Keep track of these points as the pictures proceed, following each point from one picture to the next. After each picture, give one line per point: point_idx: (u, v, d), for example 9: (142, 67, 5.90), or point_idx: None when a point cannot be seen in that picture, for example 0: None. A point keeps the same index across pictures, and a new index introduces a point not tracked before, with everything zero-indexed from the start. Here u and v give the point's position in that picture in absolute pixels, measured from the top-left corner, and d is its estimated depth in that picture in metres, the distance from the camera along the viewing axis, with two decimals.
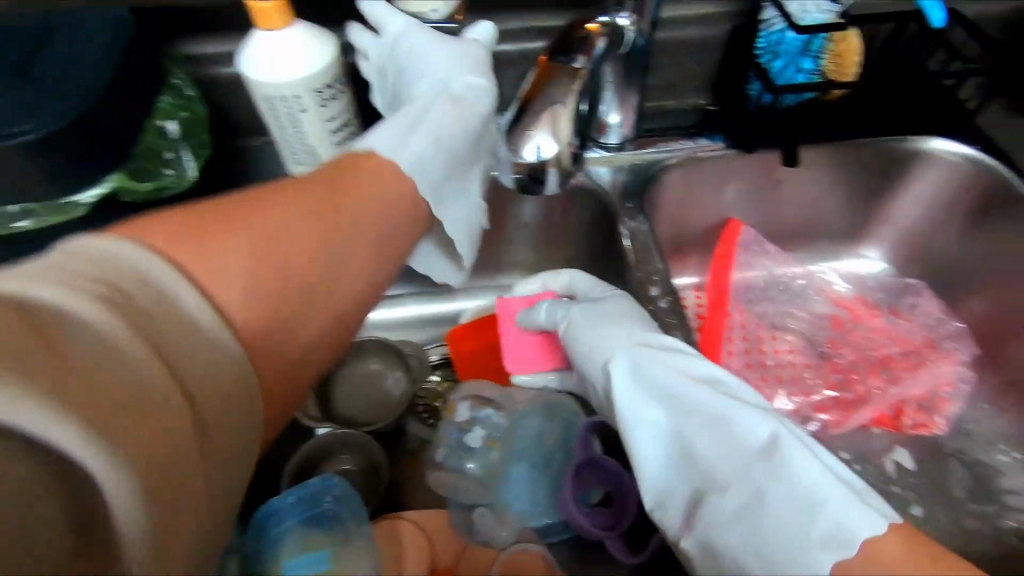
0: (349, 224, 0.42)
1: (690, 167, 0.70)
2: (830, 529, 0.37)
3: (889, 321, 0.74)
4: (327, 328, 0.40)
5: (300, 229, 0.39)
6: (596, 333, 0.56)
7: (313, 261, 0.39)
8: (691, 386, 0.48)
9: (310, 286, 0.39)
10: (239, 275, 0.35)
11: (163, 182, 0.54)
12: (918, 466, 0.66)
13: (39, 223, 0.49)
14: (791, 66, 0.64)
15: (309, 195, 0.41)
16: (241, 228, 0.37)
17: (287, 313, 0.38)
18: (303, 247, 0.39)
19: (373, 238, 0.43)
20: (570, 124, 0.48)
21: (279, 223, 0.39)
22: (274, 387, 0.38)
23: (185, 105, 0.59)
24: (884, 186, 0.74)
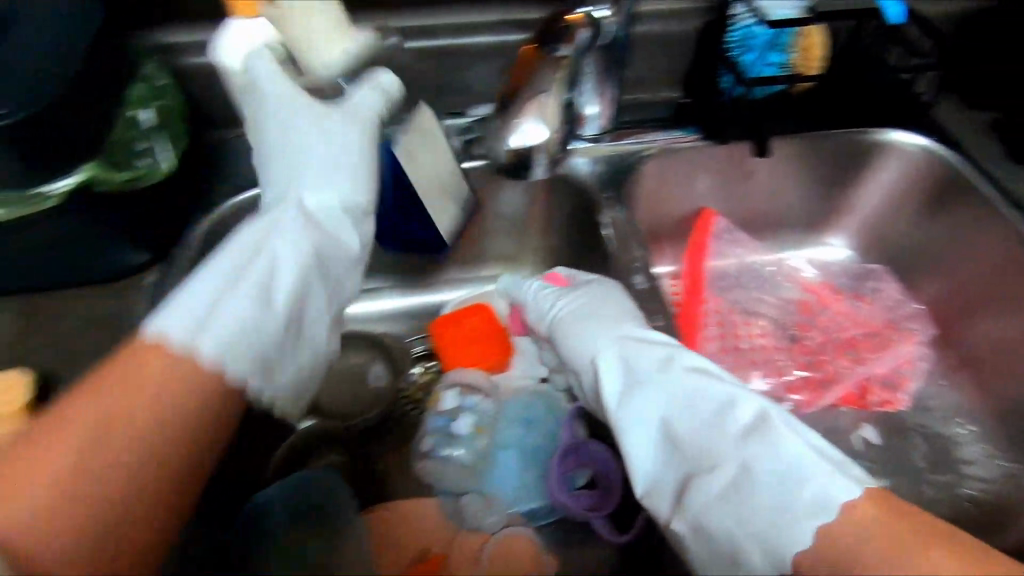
0: (131, 421, 0.39)
1: (664, 158, 0.72)
2: (813, 499, 0.43)
3: (853, 304, 0.78)
4: (146, 455, 0.39)
5: (148, 418, 0.39)
6: (591, 331, 0.58)
7: (129, 466, 0.38)
8: (682, 375, 0.52)
9: (120, 492, 0.38)
10: (32, 511, 0.35)
11: (137, 173, 0.53)
12: (884, 441, 0.70)
13: (7, 215, 0.48)
14: (760, 60, 0.66)
15: (141, 374, 0.40)
16: (56, 457, 0.37)
17: (120, 521, 0.38)
18: (112, 462, 0.38)
19: (172, 423, 0.40)
20: (553, 111, 0.63)
21: (90, 448, 0.37)
22: (176, 477, 0.41)
23: (159, 95, 0.58)
24: (847, 176, 0.77)
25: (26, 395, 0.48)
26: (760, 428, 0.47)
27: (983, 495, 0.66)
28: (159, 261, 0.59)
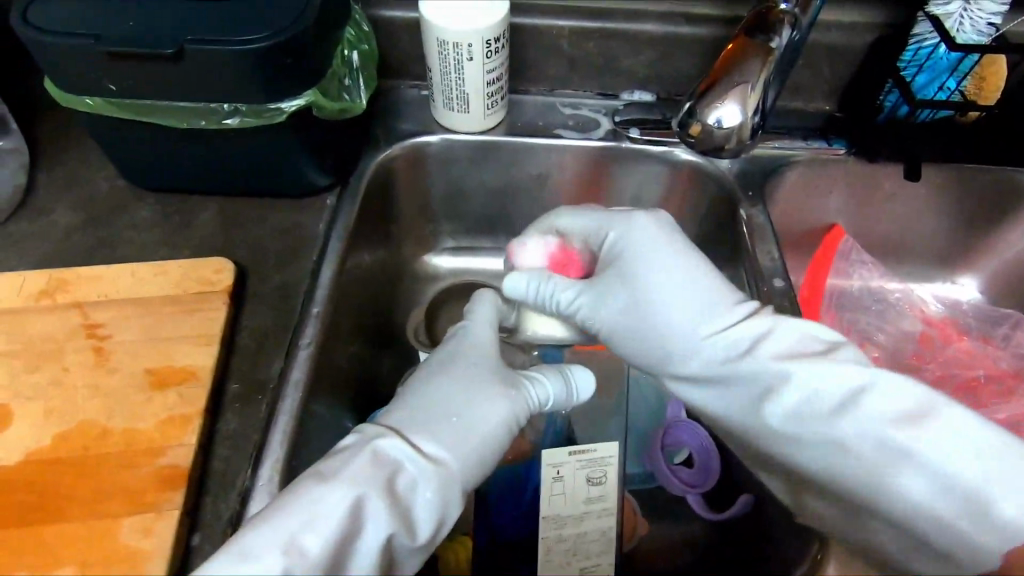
0: (159, 373, 0.50)
1: (812, 166, 0.73)
2: (939, 552, 0.45)
3: (977, 346, 0.76)
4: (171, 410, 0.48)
5: (156, 367, 0.50)
6: (654, 331, 0.54)
7: (144, 402, 0.48)
8: (787, 412, 0.48)
9: (147, 421, 0.47)
10: (105, 425, 0.47)
11: (344, 105, 0.60)
12: None
13: (243, 123, 0.55)
14: (934, 82, 0.65)
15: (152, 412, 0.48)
16: (103, 387, 0.49)
17: (127, 446, 0.46)
18: (148, 402, 0.48)
19: (193, 368, 0.50)
20: (756, 100, 0.53)
21: (133, 384, 0.49)
22: (163, 442, 0.46)
23: (364, 39, 0.65)
24: (999, 214, 0.75)
25: (231, 279, 0.55)
26: (863, 456, 0.46)
27: None
28: (336, 187, 0.66)
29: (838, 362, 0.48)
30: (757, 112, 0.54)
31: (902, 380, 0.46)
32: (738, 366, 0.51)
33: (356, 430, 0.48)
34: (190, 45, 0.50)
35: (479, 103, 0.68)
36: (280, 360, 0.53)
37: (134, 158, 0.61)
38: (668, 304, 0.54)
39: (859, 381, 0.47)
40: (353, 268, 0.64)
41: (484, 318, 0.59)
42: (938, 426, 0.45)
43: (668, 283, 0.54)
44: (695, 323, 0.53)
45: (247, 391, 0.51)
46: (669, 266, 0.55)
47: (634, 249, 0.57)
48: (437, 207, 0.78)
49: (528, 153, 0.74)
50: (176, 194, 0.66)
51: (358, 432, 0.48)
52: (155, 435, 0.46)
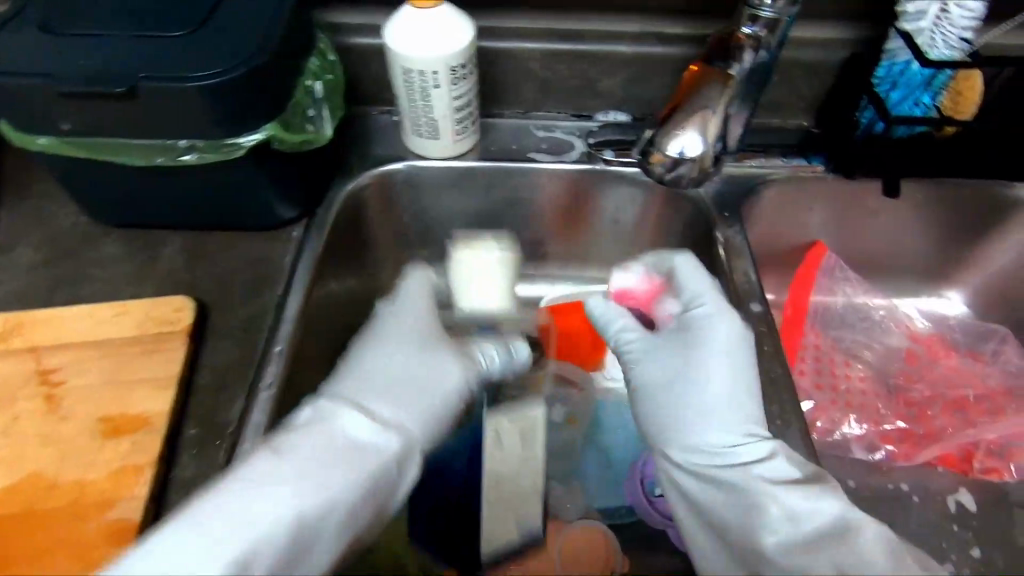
0: (113, 420, 0.48)
1: (790, 184, 0.72)
2: None
3: (967, 363, 0.74)
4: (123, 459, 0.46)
5: (110, 413, 0.48)
6: (674, 401, 0.53)
7: (95, 453, 0.46)
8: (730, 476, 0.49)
9: (97, 472, 0.46)
10: (53, 477, 0.45)
11: (307, 137, 0.59)
12: (981, 509, 0.67)
13: (202, 159, 0.53)
14: (908, 99, 0.64)
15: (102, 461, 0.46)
16: (52, 438, 0.47)
17: (75, 500, 0.44)
18: (99, 452, 0.46)
19: (147, 413, 0.48)
20: (716, 127, 0.59)
21: (85, 433, 0.47)
22: (113, 493, 0.44)
23: (330, 69, 0.64)
24: (982, 227, 0.73)
25: (191, 318, 0.54)
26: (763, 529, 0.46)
27: None
28: (304, 217, 0.65)
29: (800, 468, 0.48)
30: (717, 139, 0.60)
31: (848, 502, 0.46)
32: (715, 437, 0.51)
33: (311, 407, 0.48)
34: (145, 83, 0.49)
35: (449, 129, 0.67)
36: (240, 402, 0.51)
37: (95, 194, 0.60)
38: (658, 398, 0.54)
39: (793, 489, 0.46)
40: (321, 301, 0.62)
41: (417, 298, 0.59)
42: (851, 553, 0.44)
43: (670, 385, 0.54)
44: (677, 418, 0.53)
45: (204, 436, 0.49)
46: (671, 372, 0.55)
47: (655, 350, 0.57)
48: (412, 233, 0.77)
49: (501, 176, 0.73)
50: (141, 229, 0.65)
51: (315, 409, 0.48)
52: (105, 487, 0.45)
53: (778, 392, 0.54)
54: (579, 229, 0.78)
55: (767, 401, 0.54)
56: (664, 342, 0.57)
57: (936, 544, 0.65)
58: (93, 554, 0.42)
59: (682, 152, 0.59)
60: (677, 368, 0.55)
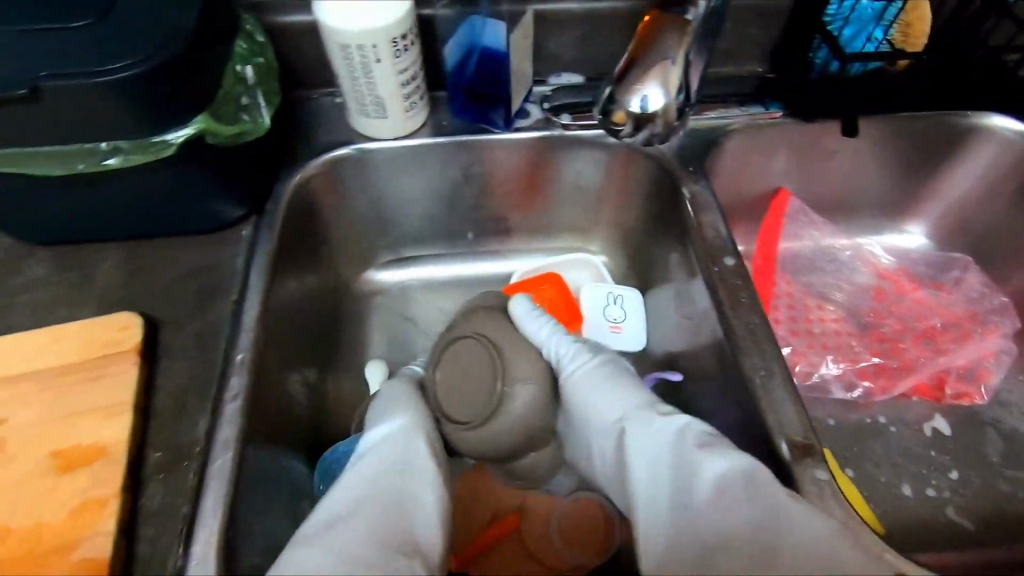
0: (64, 458, 0.44)
1: (748, 134, 0.70)
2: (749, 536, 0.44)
3: (932, 293, 0.76)
4: (77, 495, 0.42)
5: (60, 450, 0.44)
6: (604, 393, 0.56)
7: (45, 493, 0.42)
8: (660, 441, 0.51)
9: (47, 516, 0.42)
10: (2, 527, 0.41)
11: (243, 126, 0.55)
12: (956, 432, 0.69)
13: (127, 162, 0.49)
14: (861, 34, 0.65)
15: (53, 504, 0.42)
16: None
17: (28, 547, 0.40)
18: (51, 494, 0.42)
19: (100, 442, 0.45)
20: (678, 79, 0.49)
21: (34, 474, 0.43)
22: (70, 537, 0.41)
23: (259, 51, 0.59)
24: (939, 160, 0.74)
25: (139, 337, 0.49)
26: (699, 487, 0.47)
27: None
28: (252, 216, 0.61)
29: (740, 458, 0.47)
30: (680, 90, 0.50)
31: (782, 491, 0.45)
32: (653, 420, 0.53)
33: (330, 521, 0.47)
34: (46, 82, 0.43)
35: (397, 106, 0.63)
36: (205, 420, 0.48)
37: (11, 217, 0.55)
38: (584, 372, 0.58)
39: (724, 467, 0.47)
40: (279, 301, 0.59)
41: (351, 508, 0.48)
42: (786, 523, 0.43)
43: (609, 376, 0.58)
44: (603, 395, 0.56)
45: (171, 459, 0.46)
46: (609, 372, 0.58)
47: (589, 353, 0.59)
48: (370, 223, 0.74)
49: (458, 151, 0.69)
50: (71, 246, 0.59)
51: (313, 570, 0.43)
52: (57, 533, 0.41)
53: (759, 344, 0.54)
54: (544, 198, 0.76)
55: (748, 352, 0.54)
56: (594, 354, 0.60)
57: (917, 472, 0.66)
58: None
59: (643, 105, 0.50)
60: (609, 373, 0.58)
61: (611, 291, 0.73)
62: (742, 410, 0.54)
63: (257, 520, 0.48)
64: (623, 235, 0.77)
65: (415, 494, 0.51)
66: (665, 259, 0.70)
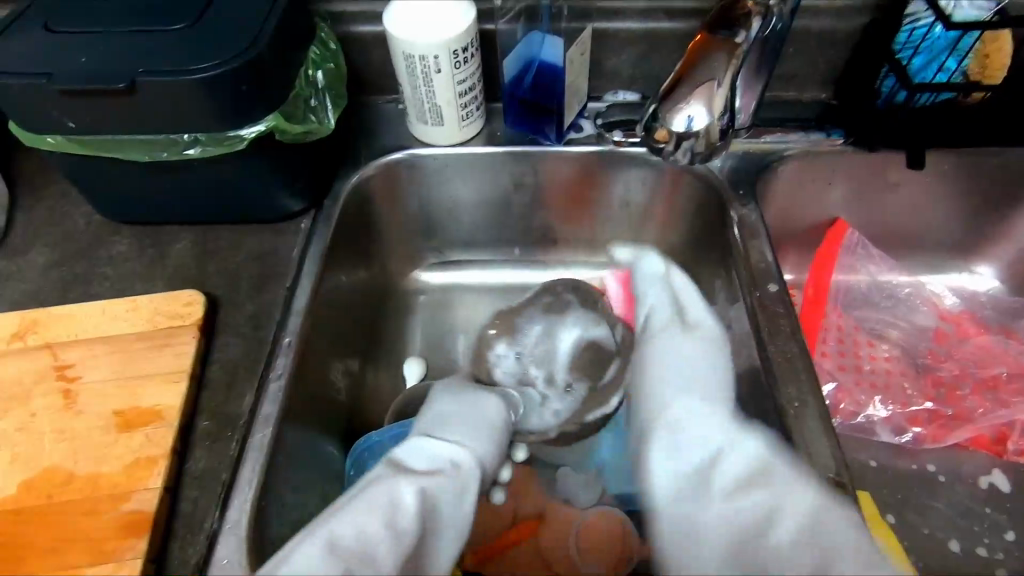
0: (122, 416, 0.48)
1: (806, 160, 0.69)
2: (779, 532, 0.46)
3: (999, 340, 0.71)
4: (131, 451, 0.46)
5: (122, 408, 0.49)
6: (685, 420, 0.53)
7: (102, 447, 0.47)
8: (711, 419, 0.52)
9: (101, 468, 0.46)
10: (62, 474, 0.46)
11: (309, 127, 0.59)
12: (1015, 490, 0.64)
13: (205, 152, 0.54)
14: (932, 63, 0.62)
15: (111, 456, 0.46)
16: (64, 437, 0.48)
17: (86, 493, 0.45)
18: (107, 447, 0.47)
19: (155, 406, 0.49)
20: (723, 101, 0.53)
21: (98, 428, 0.48)
22: (122, 487, 0.45)
23: (331, 57, 0.63)
24: (1014, 198, 0.70)
25: (201, 312, 0.54)
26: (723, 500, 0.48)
27: None
28: (311, 210, 0.65)
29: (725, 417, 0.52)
30: (724, 112, 0.54)
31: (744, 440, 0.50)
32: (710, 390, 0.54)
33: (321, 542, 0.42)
34: (142, 78, 0.48)
35: (452, 115, 0.66)
36: (250, 395, 0.52)
37: (102, 195, 0.61)
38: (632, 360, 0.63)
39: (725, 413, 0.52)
40: (329, 293, 0.62)
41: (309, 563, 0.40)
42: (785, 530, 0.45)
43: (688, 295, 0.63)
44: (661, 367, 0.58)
45: (217, 427, 0.50)
46: (714, 341, 0.58)
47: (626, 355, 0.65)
48: (419, 225, 0.77)
49: (509, 161, 0.72)
50: (150, 226, 0.65)
51: None
52: (110, 485, 0.45)
53: (795, 374, 0.54)
54: (591, 212, 0.77)
55: (783, 379, 0.54)
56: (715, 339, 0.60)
57: (968, 528, 0.62)
58: (99, 551, 0.42)
59: (688, 124, 0.53)
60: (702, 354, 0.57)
61: None
62: None
63: (289, 495, 0.51)
64: (668, 256, 0.77)
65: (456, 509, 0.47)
66: (708, 280, 0.69)
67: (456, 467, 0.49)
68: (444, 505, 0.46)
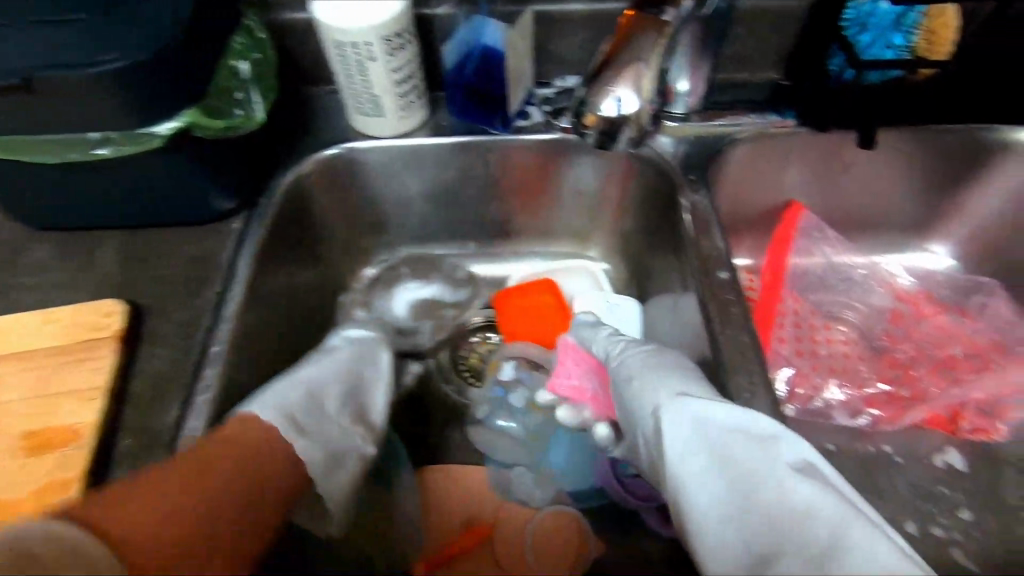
0: (38, 435, 0.47)
1: (758, 143, 0.67)
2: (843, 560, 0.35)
3: (954, 319, 0.71)
4: (44, 473, 0.45)
5: (37, 428, 0.48)
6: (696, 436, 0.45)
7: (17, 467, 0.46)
8: (721, 437, 0.43)
9: (15, 489, 0.45)
10: None
11: (232, 121, 0.55)
12: (970, 469, 0.64)
13: (117, 153, 0.51)
14: (879, 41, 0.62)
15: (24, 477, 0.45)
16: None
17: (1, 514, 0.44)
18: (22, 468, 0.46)
19: (70, 425, 0.47)
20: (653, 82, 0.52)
21: (14, 447, 0.47)
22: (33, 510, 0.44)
23: (258, 46, 0.60)
24: (967, 176, 0.70)
25: (120, 323, 0.52)
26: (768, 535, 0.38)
27: None
28: (245, 209, 0.62)
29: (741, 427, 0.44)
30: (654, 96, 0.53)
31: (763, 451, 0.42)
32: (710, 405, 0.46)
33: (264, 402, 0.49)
34: (39, 73, 0.44)
35: (392, 105, 0.63)
36: (176, 408, 0.49)
37: (16, 201, 0.57)
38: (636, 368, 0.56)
39: (732, 426, 0.44)
40: (266, 296, 0.59)
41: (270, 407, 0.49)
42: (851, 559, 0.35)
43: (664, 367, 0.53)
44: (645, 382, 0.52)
45: (139, 444, 0.47)
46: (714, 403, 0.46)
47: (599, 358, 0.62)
48: (366, 220, 0.74)
49: (456, 152, 0.69)
50: (72, 231, 0.61)
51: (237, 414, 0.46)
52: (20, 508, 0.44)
53: (747, 365, 0.52)
54: (544, 203, 0.75)
55: (734, 370, 0.52)
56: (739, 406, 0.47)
57: (924, 509, 0.62)
58: None
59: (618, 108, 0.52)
60: (728, 427, 0.44)
61: (608, 299, 0.70)
62: None
63: None
64: (624, 244, 0.75)
65: (360, 376, 0.58)
66: (662, 268, 0.68)
67: (370, 345, 0.61)
68: (351, 368, 0.58)
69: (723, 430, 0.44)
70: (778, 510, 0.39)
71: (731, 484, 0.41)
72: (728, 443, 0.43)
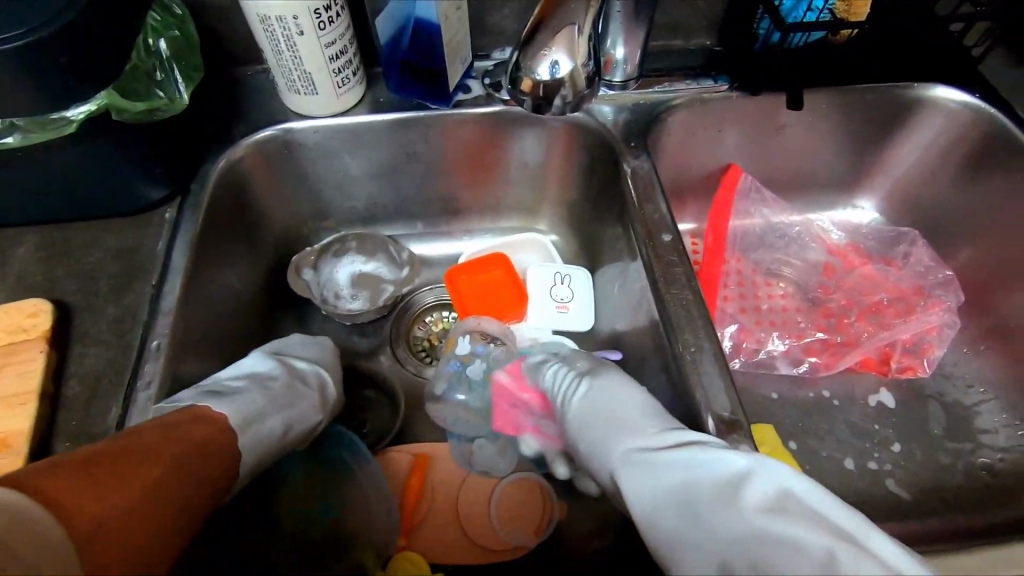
0: None
1: (694, 108, 0.69)
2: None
3: (881, 268, 0.75)
4: None
5: None
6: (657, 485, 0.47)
7: None
8: (683, 482, 0.45)
9: None
10: None
11: (153, 103, 0.53)
12: (899, 405, 0.69)
13: (26, 140, 0.47)
14: (801, 3, 0.64)
15: None
16: None
17: None
18: None
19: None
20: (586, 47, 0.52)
21: None
22: None
23: (176, 23, 0.56)
24: (887, 133, 0.74)
25: (47, 323, 0.50)
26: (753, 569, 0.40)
27: (999, 464, 0.65)
28: (176, 197, 0.59)
29: (700, 466, 0.46)
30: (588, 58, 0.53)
31: (724, 486, 0.44)
32: (667, 450, 0.48)
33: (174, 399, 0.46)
34: None
35: (327, 83, 0.61)
36: (117, 407, 0.47)
37: None
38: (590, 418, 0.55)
39: (688, 464, 0.46)
40: (205, 287, 0.57)
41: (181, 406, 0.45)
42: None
43: (619, 411, 0.53)
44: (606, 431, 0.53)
45: (78, 447, 0.46)
46: (677, 446, 0.48)
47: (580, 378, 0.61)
48: (309, 204, 0.72)
49: (395, 130, 0.68)
50: None
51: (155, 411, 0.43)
52: None
53: (693, 322, 0.54)
54: (490, 177, 0.74)
55: (681, 328, 0.54)
56: (710, 443, 0.47)
57: (860, 446, 0.67)
58: None
59: (553, 71, 0.52)
60: (690, 469, 0.46)
61: (559, 271, 0.71)
62: (675, 390, 0.54)
63: None
64: (572, 215, 0.76)
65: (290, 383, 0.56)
66: (609, 236, 0.69)
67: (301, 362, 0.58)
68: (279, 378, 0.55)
69: (684, 475, 0.46)
70: (767, 565, 0.39)
71: (703, 538, 0.42)
72: (695, 486, 0.45)
